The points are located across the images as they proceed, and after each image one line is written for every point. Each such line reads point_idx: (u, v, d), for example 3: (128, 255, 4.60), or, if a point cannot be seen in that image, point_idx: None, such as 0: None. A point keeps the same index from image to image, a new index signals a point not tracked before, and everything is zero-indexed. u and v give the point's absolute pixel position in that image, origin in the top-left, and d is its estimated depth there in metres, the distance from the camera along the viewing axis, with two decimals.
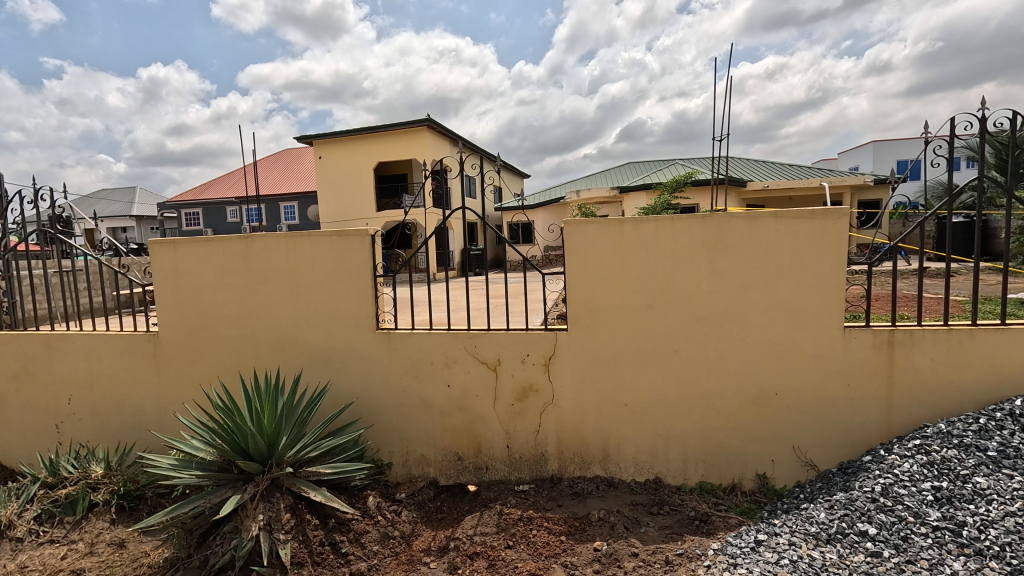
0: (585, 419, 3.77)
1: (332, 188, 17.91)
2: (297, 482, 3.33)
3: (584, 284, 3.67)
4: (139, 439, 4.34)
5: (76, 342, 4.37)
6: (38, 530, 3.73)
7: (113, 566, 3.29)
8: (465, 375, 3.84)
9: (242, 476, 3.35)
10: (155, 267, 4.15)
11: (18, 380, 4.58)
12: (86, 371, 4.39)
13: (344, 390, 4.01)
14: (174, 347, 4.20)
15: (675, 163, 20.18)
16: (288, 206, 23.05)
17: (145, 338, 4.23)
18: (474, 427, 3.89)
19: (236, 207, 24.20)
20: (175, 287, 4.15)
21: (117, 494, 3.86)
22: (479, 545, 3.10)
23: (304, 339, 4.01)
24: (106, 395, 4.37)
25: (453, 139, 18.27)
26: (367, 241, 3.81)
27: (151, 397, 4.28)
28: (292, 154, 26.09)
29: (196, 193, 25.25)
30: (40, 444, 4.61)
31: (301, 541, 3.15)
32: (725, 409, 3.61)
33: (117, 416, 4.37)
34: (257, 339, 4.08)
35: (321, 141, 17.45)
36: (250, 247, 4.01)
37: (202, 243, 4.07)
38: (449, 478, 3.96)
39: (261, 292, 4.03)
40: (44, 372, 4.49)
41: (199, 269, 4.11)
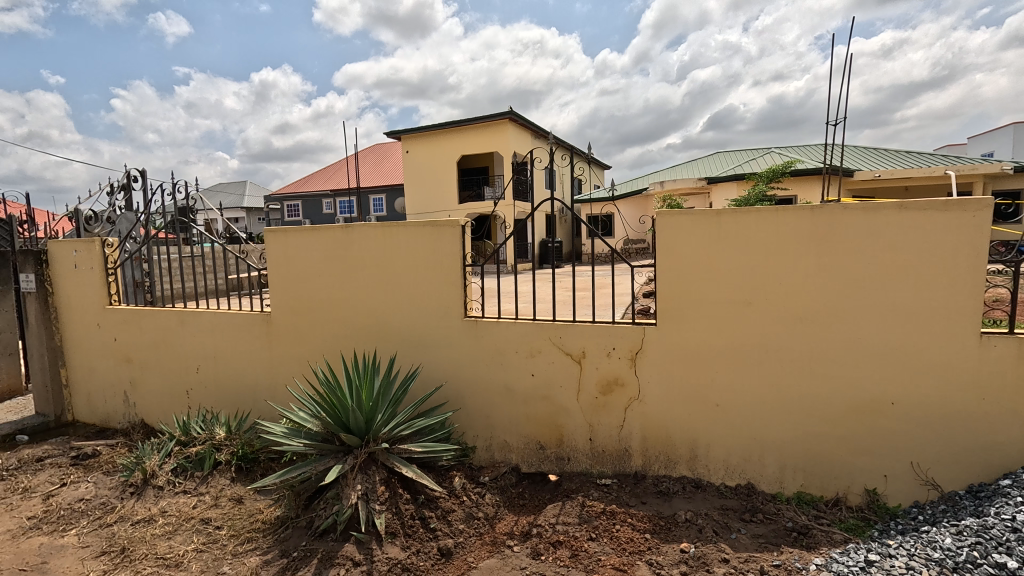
0: (672, 419, 3.65)
1: (418, 181, 18.66)
2: (390, 458, 3.53)
3: (675, 276, 3.55)
4: (254, 408, 4.81)
5: (204, 318, 4.92)
6: (173, 480, 4.08)
7: (234, 518, 3.62)
8: (549, 365, 3.86)
9: (342, 449, 3.59)
10: (269, 253, 4.56)
11: (158, 351, 5.24)
12: (211, 345, 4.94)
13: (432, 373, 4.20)
14: (283, 326, 4.61)
15: (769, 152, 18.85)
16: (377, 198, 24.34)
17: (260, 318, 4.69)
18: (556, 417, 3.90)
19: (331, 199, 26.10)
20: (285, 272, 4.54)
21: (236, 456, 4.29)
22: (561, 534, 3.13)
23: (397, 323, 4.24)
24: (226, 367, 4.90)
25: (535, 131, 18.34)
26: (458, 231, 3.93)
27: (263, 370, 4.73)
28: (382, 148, 27.49)
29: (298, 186, 27.50)
30: (174, 406, 5.25)
31: (394, 512, 3.32)
32: (828, 416, 3.34)
33: (235, 386, 4.88)
34: (355, 323, 4.37)
35: (409, 135, 18.23)
36: (350, 236, 4.28)
37: (308, 232, 4.41)
38: (531, 466, 4.02)
39: (359, 278, 4.30)
40: (178, 343, 5.11)
41: (305, 255, 4.46)
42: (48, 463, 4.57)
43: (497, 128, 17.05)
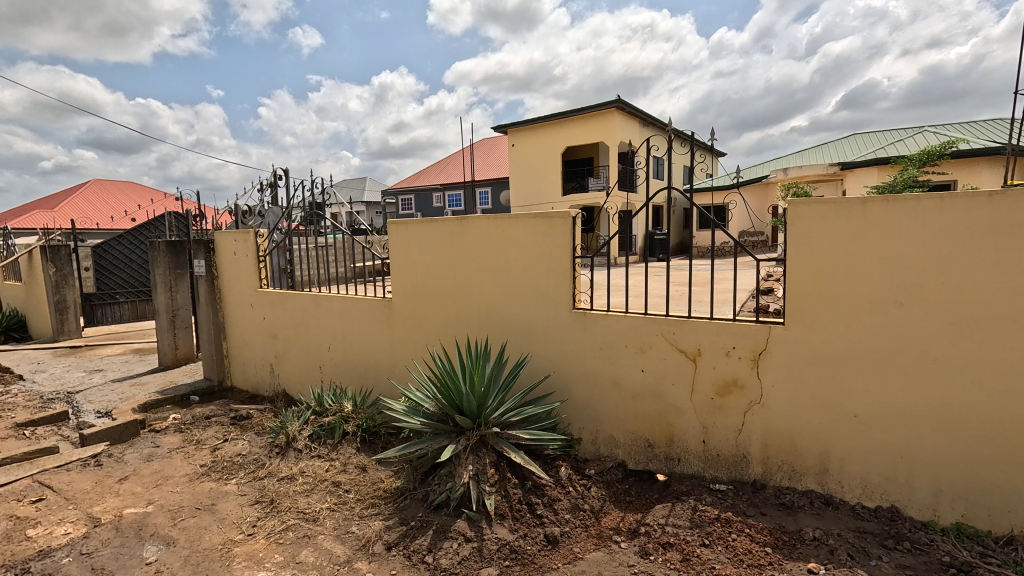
0: (799, 427, 3.35)
1: (523, 174, 18.92)
2: (500, 442, 3.64)
3: (808, 272, 3.23)
4: (376, 385, 5.25)
5: (335, 302, 5.43)
6: (310, 445, 4.48)
7: (359, 484, 3.87)
8: (660, 362, 3.72)
9: (456, 430, 3.76)
10: (391, 244, 4.92)
11: (298, 329, 5.89)
12: (341, 327, 5.45)
13: (539, 363, 4.26)
14: (402, 312, 4.95)
15: (920, 132, 16.41)
16: (483, 192, 25.16)
17: (382, 303, 5.08)
18: (666, 416, 3.76)
19: (441, 192, 27.52)
20: (404, 261, 4.86)
21: (361, 428, 4.63)
22: (671, 536, 3.03)
23: (507, 313, 4.35)
24: (353, 347, 5.38)
25: (644, 119, 17.68)
26: (569, 223, 3.92)
27: (385, 351, 5.13)
28: (489, 142, 28.26)
29: (411, 181, 29.30)
30: (310, 379, 5.89)
31: (503, 495, 3.41)
32: (1002, 440, 2.85)
33: (361, 365, 5.34)
34: (467, 311, 4.56)
35: (515, 129, 18.52)
36: (465, 228, 4.46)
37: (426, 224, 4.68)
38: (638, 463, 3.92)
39: (472, 268, 4.48)
40: (314, 323, 5.71)
41: (423, 246, 4.74)
42: (213, 422, 5.36)
43: (603, 118, 16.69)
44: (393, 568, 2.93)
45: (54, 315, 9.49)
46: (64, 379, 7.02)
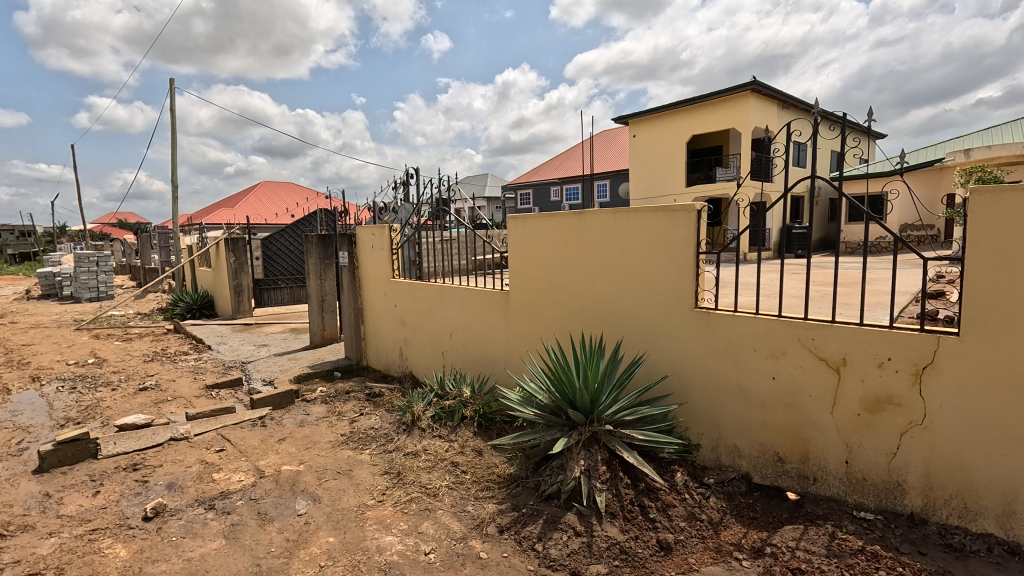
0: (975, 458, 2.82)
1: (644, 165, 18.25)
2: (612, 440, 3.57)
3: (996, 275, 2.70)
4: (493, 373, 5.46)
5: (458, 293, 5.74)
6: (433, 425, 4.76)
7: (475, 466, 4.05)
8: (795, 370, 3.37)
9: (568, 424, 3.77)
10: (510, 238, 5.06)
11: (424, 317, 6.34)
12: (462, 316, 5.75)
13: (657, 363, 4.09)
14: (520, 305, 5.07)
15: None
16: (602, 184, 24.82)
17: (500, 295, 5.25)
18: (801, 430, 3.40)
19: (559, 187, 27.72)
20: (523, 255, 4.98)
21: (478, 414, 4.82)
22: (802, 562, 2.75)
23: (624, 309, 4.25)
24: (472, 336, 5.65)
25: (784, 101, 16.01)
26: (694, 217, 3.71)
27: (501, 342, 5.30)
28: (608, 134, 27.70)
29: (530, 176, 29.90)
30: (433, 364, 6.31)
31: (615, 494, 3.33)
32: None
33: (479, 353, 5.59)
34: (583, 306, 4.54)
35: (637, 119, 17.92)
36: (583, 223, 4.43)
37: (545, 218, 4.73)
38: (765, 478, 3.59)
39: (589, 263, 4.44)
40: (438, 312, 6.10)
41: (541, 240, 4.81)
42: (352, 396, 5.99)
43: (736, 102, 15.42)
44: (504, 551, 3.05)
45: (233, 297, 11.29)
46: (240, 351, 8.35)
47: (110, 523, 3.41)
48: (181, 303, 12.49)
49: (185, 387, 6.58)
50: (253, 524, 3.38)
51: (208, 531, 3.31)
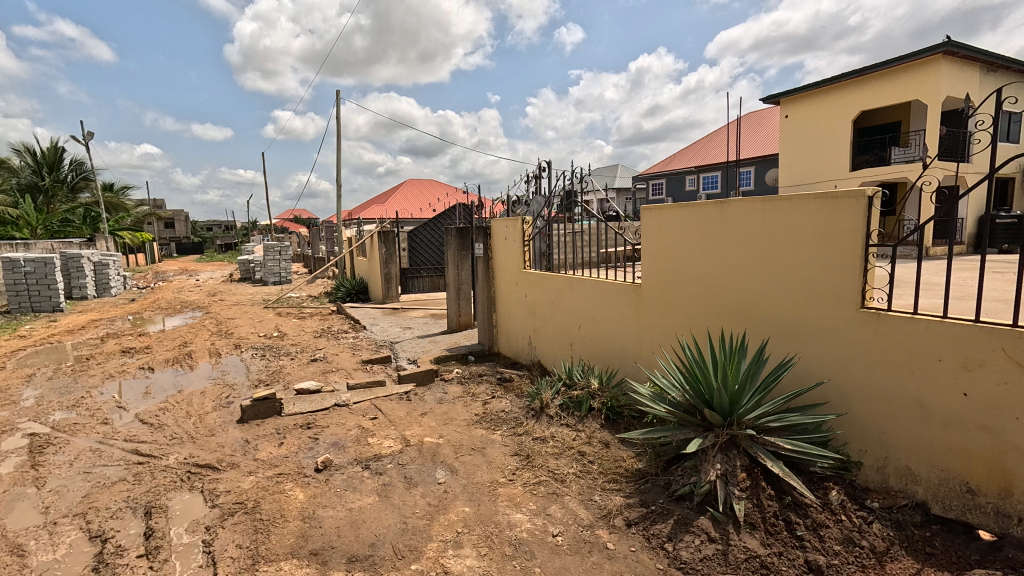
0: None
1: (798, 148, 16.37)
2: (754, 446, 3.31)
3: None
4: (621, 367, 5.37)
5: (588, 284, 5.74)
6: (560, 413, 4.85)
7: (602, 458, 4.05)
8: (997, 386, 2.80)
9: (703, 424, 3.57)
10: (644, 229, 4.90)
11: (554, 307, 6.45)
12: (591, 308, 5.73)
13: (811, 367, 3.69)
14: (653, 298, 4.89)
15: None
16: (745, 172, 22.95)
17: (631, 288, 5.12)
18: (1002, 459, 2.82)
19: (696, 176, 26.15)
20: (657, 247, 4.80)
21: (606, 407, 4.77)
22: None
23: (771, 306, 3.89)
24: (601, 328, 5.60)
25: (991, 62, 13.14)
26: (863, 204, 3.25)
27: (631, 335, 5.18)
28: (755, 116, 25.29)
29: (665, 166, 28.60)
30: (561, 354, 6.40)
31: (755, 504, 3.09)
32: None
33: (608, 345, 5.54)
34: (723, 302, 4.25)
35: (790, 97, 16.10)
36: (726, 212, 4.14)
37: (683, 208, 4.50)
38: (949, 510, 3.05)
39: (732, 255, 4.14)
40: (568, 303, 6.15)
41: (677, 231, 4.59)
42: (484, 379, 6.35)
43: (921, 68, 13.05)
44: (632, 545, 3.01)
45: (384, 283, 12.58)
46: (389, 331, 9.31)
47: (291, 470, 4.07)
48: (342, 287, 14.27)
49: (346, 361, 7.53)
50: (401, 485, 3.78)
51: (365, 486, 3.78)
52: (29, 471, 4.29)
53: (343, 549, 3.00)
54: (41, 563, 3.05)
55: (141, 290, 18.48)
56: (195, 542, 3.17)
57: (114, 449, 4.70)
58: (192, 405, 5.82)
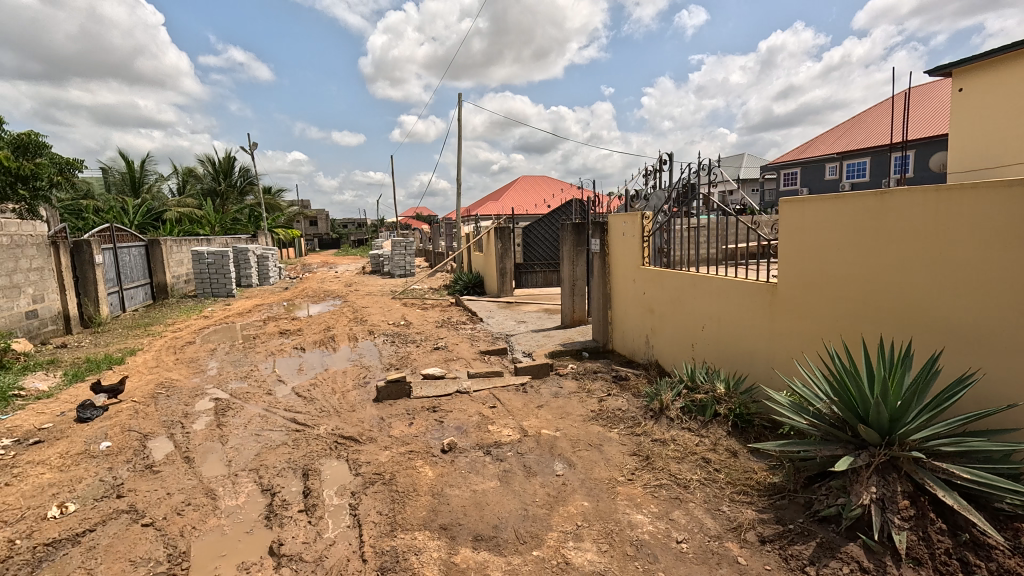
0: None
1: None
2: (920, 472, 2.88)
3: None
4: (750, 372, 4.98)
5: (713, 283, 5.41)
6: (682, 417, 4.65)
7: (730, 467, 3.81)
8: None
9: (855, 441, 3.20)
10: (781, 224, 4.48)
11: (674, 306, 6.17)
12: (717, 308, 5.40)
13: (999, 384, 3.12)
14: (789, 300, 4.46)
15: None
16: (904, 156, 20.13)
17: (764, 288, 4.72)
18: None
19: (838, 163, 23.43)
20: (797, 243, 4.36)
21: (734, 413, 4.46)
22: None
23: (945, 312, 3.35)
24: (729, 330, 5.25)
25: None
26: None
27: (763, 339, 4.78)
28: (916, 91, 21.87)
29: (800, 153, 25.98)
30: (682, 354, 6.11)
31: (921, 537, 2.66)
32: None
33: (736, 348, 5.17)
34: (880, 306, 3.75)
35: None
36: (886, 204, 3.63)
37: (830, 200, 4.04)
38: None
39: (893, 253, 3.62)
40: (690, 302, 5.86)
41: (822, 226, 4.13)
42: (600, 376, 6.30)
43: None
44: (766, 563, 2.80)
45: (500, 278, 13.02)
46: (504, 324, 9.63)
47: (420, 448, 4.41)
48: (460, 281, 15.01)
49: (465, 350, 7.95)
50: (520, 473, 3.91)
51: (487, 471, 3.97)
52: (216, 429, 5.14)
53: (470, 527, 3.19)
54: (228, 506, 3.66)
55: (292, 280, 21.12)
56: (344, 504, 3.59)
57: (277, 416, 5.46)
58: (335, 383, 6.55)
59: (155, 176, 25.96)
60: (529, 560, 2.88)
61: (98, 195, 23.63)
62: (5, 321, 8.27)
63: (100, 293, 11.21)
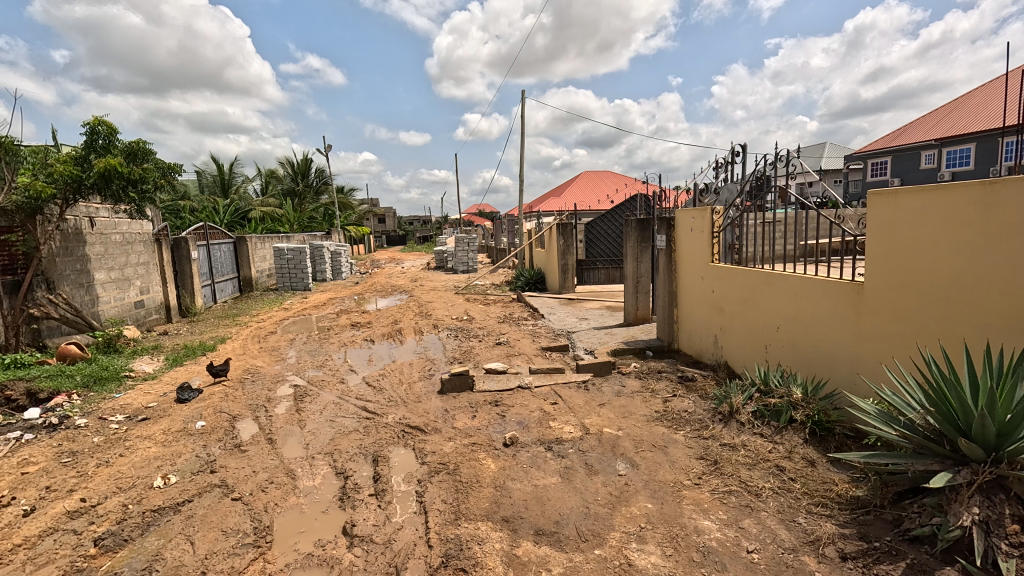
0: None
1: None
2: None
3: None
4: (831, 377, 4.65)
5: (790, 281, 5.09)
6: (753, 421, 4.43)
7: (807, 477, 3.58)
8: None
9: (955, 457, 2.90)
10: (870, 218, 4.13)
11: (746, 305, 5.88)
12: (794, 308, 5.08)
13: None
14: (878, 300, 4.10)
15: None
16: (1011, 142, 18.30)
17: (849, 287, 4.37)
18: None
19: (935, 151, 21.46)
20: (887, 239, 4.00)
21: (811, 420, 4.18)
22: None
23: None
24: (807, 331, 4.92)
25: None
26: None
27: (847, 342, 4.44)
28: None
29: (891, 141, 23.91)
30: (753, 356, 5.81)
31: None
32: None
33: (815, 351, 4.84)
34: (988, 308, 3.36)
35: None
36: (998, 195, 3.25)
37: (929, 192, 3.66)
38: None
39: (1006, 250, 3.24)
40: (764, 301, 5.55)
41: (918, 220, 3.75)
42: (665, 376, 6.14)
43: None
44: None
45: (561, 274, 12.97)
46: (566, 321, 9.59)
47: (483, 441, 4.50)
48: (522, 277, 15.10)
49: (527, 346, 8.00)
50: (582, 471, 3.89)
51: (549, 467, 3.98)
52: (295, 414, 5.51)
53: (532, 521, 3.21)
54: (305, 486, 3.91)
55: (362, 275, 22.12)
56: (410, 491, 3.73)
57: (349, 404, 5.76)
58: (402, 375, 6.82)
59: (242, 178, 28.03)
60: (591, 558, 2.86)
61: (193, 197, 25.87)
62: (118, 310, 9.27)
63: (196, 286, 12.29)
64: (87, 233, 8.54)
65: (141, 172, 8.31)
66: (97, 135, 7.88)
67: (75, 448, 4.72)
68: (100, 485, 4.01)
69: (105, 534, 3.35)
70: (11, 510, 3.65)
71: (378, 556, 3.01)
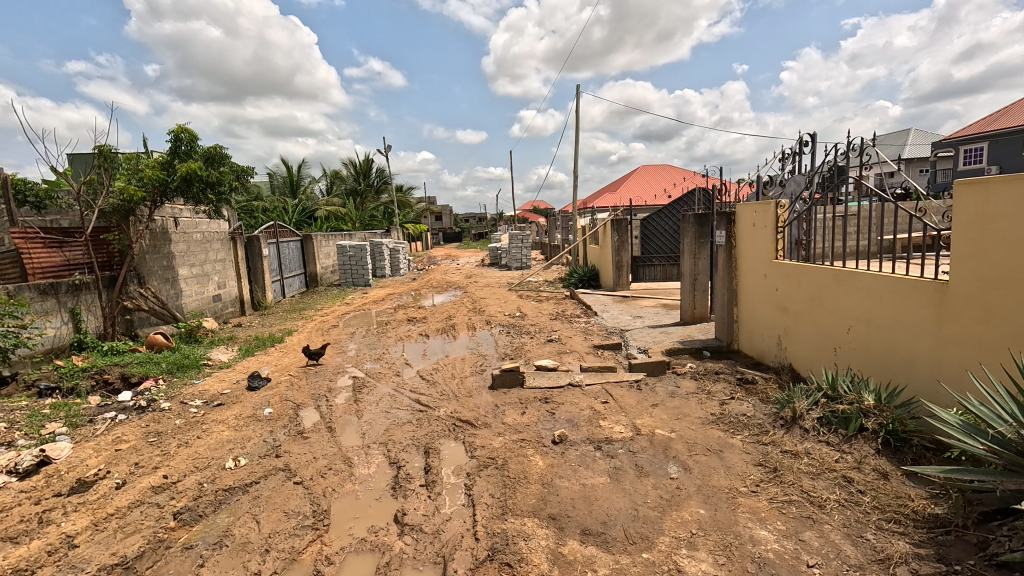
0: None
1: None
2: None
3: None
4: (908, 384, 4.29)
5: (864, 279, 4.74)
6: (819, 428, 4.17)
7: (878, 491, 3.33)
8: None
9: None
10: (956, 210, 3.76)
11: (814, 304, 5.54)
12: (867, 308, 4.73)
13: None
14: (965, 300, 3.73)
15: None
16: None
17: (931, 286, 4.01)
18: None
19: None
20: (977, 232, 3.62)
21: (885, 429, 3.88)
22: None
23: None
24: (882, 334, 4.56)
25: None
26: None
27: (928, 346, 4.08)
28: None
29: (988, 124, 21.65)
30: (821, 359, 5.46)
31: None
32: None
33: (890, 355, 4.48)
34: None
35: None
36: None
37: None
38: None
39: None
40: (833, 300, 5.21)
41: (1015, 211, 3.37)
42: (723, 378, 5.90)
43: None
44: None
45: (616, 271, 12.74)
46: (619, 319, 9.42)
47: (532, 437, 4.51)
48: (576, 274, 14.98)
49: (579, 344, 7.93)
50: (632, 472, 3.82)
51: (598, 466, 3.93)
52: (354, 405, 5.75)
53: (579, 521, 3.19)
54: (361, 474, 4.08)
55: (419, 271, 22.75)
56: (460, 483, 3.81)
57: (404, 397, 5.94)
58: (455, 369, 6.95)
59: (309, 179, 29.55)
60: (638, 561, 2.81)
61: (266, 197, 27.58)
62: (198, 303, 10.04)
63: (266, 281, 13.09)
64: (172, 232, 9.30)
65: (218, 175, 8.91)
66: (180, 141, 8.55)
67: (159, 429, 5.17)
68: (180, 464, 4.37)
69: (183, 509, 3.65)
70: (106, 482, 4.06)
71: (427, 545, 3.09)
